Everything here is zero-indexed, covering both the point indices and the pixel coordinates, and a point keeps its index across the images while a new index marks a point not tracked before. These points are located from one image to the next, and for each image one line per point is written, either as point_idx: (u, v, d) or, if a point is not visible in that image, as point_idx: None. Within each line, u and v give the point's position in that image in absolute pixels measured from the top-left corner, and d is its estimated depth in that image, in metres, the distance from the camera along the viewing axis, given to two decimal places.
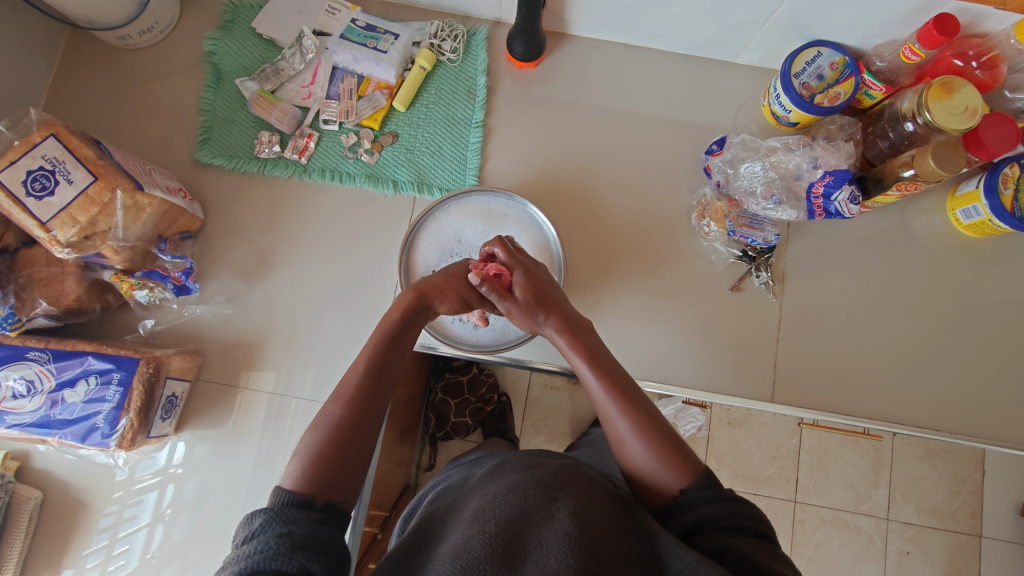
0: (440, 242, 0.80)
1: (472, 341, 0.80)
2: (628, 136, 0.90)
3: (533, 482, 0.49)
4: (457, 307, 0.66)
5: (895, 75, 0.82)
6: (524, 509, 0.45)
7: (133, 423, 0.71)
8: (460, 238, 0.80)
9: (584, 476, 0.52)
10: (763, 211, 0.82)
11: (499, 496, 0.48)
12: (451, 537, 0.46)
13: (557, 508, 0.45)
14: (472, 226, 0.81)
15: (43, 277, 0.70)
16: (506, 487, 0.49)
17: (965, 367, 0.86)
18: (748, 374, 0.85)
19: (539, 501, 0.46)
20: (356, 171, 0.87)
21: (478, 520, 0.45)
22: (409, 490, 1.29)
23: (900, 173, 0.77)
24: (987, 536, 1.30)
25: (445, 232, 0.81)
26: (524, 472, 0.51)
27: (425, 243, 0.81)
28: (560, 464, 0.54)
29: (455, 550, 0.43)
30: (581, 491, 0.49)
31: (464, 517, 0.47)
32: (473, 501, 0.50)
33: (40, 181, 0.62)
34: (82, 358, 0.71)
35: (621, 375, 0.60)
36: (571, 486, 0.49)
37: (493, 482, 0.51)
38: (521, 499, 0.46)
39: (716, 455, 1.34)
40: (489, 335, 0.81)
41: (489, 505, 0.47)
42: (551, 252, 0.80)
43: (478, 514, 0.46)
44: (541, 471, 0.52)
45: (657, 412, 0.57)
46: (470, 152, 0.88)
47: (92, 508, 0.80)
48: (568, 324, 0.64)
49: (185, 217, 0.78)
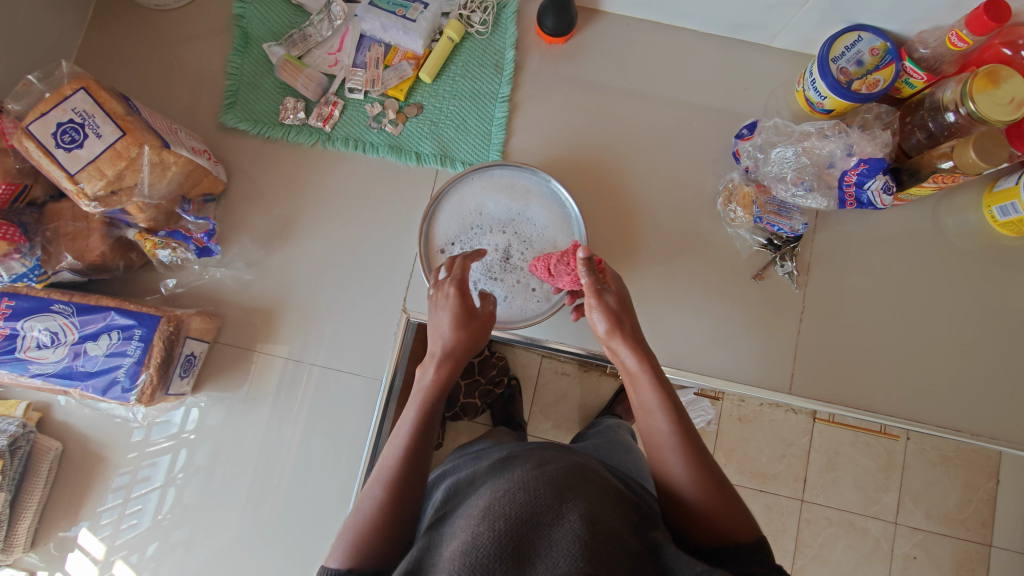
0: (460, 214, 0.79)
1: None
2: (655, 118, 0.88)
3: (544, 479, 0.48)
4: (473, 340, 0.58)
5: (938, 63, 0.78)
6: (535, 507, 0.45)
7: (152, 378, 0.71)
8: (482, 212, 0.80)
9: (594, 478, 0.52)
10: (792, 198, 0.79)
11: (508, 492, 0.47)
12: (455, 532, 0.45)
13: (568, 508, 0.45)
14: (495, 200, 0.80)
15: (70, 232, 0.70)
16: (516, 483, 0.48)
17: (991, 369, 0.83)
18: (767, 364, 0.84)
19: (549, 500, 0.46)
20: (380, 142, 0.86)
21: (486, 517, 0.44)
22: None
23: (938, 164, 0.74)
24: (996, 546, 1.29)
25: (467, 204, 0.80)
26: (534, 469, 0.50)
27: (446, 214, 0.80)
28: (572, 462, 0.53)
29: (462, 546, 0.43)
30: (592, 492, 0.48)
31: (470, 511, 0.47)
32: (481, 494, 0.49)
33: (69, 134, 0.62)
34: (105, 313, 0.71)
35: (689, 422, 0.55)
36: (582, 486, 0.49)
37: (503, 478, 0.50)
38: (532, 497, 0.46)
39: (724, 450, 1.33)
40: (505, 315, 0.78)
41: (498, 502, 0.46)
42: (573, 230, 0.79)
43: (487, 510, 0.45)
44: (552, 470, 0.50)
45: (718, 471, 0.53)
46: (494, 127, 0.87)
47: (108, 464, 0.81)
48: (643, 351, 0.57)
49: (208, 179, 0.78)
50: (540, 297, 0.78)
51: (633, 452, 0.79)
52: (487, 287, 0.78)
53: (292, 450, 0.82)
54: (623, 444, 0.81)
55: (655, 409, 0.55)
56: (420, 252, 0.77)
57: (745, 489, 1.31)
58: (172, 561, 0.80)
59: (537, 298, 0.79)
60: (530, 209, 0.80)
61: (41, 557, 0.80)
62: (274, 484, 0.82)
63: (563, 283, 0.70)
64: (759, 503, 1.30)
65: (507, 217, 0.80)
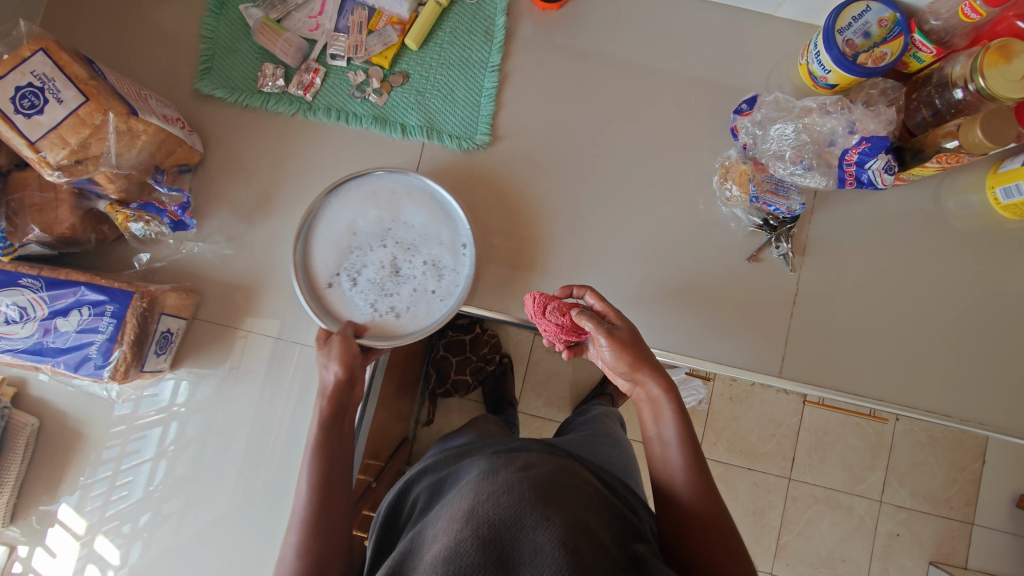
0: (334, 243, 0.75)
1: (396, 335, 0.73)
2: (651, 91, 0.85)
3: (527, 484, 0.49)
4: (347, 360, 0.68)
5: (949, 36, 0.75)
6: (519, 511, 0.46)
7: (126, 355, 0.68)
8: (354, 231, 0.76)
9: (577, 483, 0.53)
10: (789, 176, 0.76)
11: (492, 495, 0.48)
12: (438, 535, 0.46)
13: (551, 512, 0.46)
14: (363, 215, 0.76)
15: (36, 203, 0.67)
16: (500, 487, 0.49)
17: (986, 353, 0.82)
18: (760, 347, 0.82)
19: (533, 503, 0.46)
20: (363, 113, 0.82)
21: (470, 521, 0.45)
22: (407, 443, 1.31)
23: (942, 144, 0.72)
24: (979, 525, 1.32)
25: (336, 228, 0.75)
26: (519, 472, 0.51)
27: (319, 246, 0.75)
28: (555, 467, 0.54)
29: (444, 549, 0.43)
30: (574, 498, 0.49)
31: (454, 513, 0.48)
32: (465, 497, 0.50)
33: (28, 98, 0.59)
34: (75, 288, 0.68)
35: (701, 456, 0.62)
36: (565, 492, 0.50)
37: (487, 480, 0.51)
38: (515, 501, 0.46)
39: (715, 429, 1.36)
40: (415, 327, 0.73)
41: (482, 505, 0.47)
42: (453, 212, 0.76)
43: (470, 514, 0.46)
44: (536, 474, 0.51)
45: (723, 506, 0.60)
46: (484, 98, 0.84)
47: (89, 440, 0.80)
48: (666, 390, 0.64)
49: (183, 149, 0.74)
50: (439, 296, 0.74)
51: (619, 446, 0.80)
52: (387, 306, 0.74)
53: (283, 427, 0.81)
54: (609, 436, 0.82)
55: (673, 441, 0.63)
56: (304, 297, 0.73)
57: (733, 467, 1.34)
58: (163, 533, 0.80)
59: (438, 299, 0.74)
60: (404, 209, 0.76)
61: (23, 531, 0.79)
62: (267, 458, 0.81)
63: (543, 326, 0.69)
64: (747, 481, 1.33)
65: (382, 227, 0.76)
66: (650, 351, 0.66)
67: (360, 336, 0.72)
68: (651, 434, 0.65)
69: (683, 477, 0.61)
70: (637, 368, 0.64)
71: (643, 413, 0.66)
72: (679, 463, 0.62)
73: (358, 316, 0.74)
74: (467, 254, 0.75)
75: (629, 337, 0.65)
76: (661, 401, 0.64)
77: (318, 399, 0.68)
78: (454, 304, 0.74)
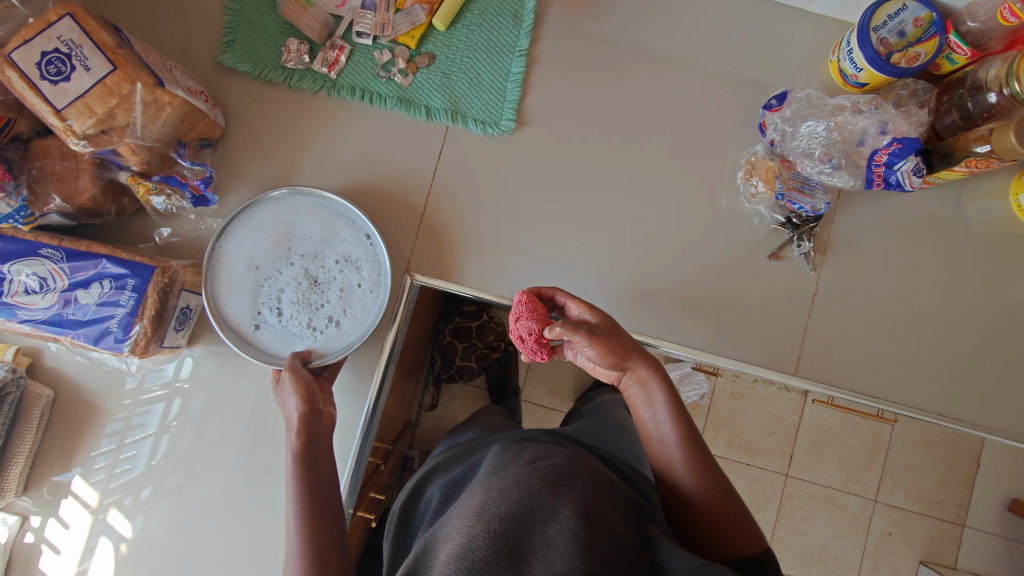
0: (242, 286, 0.73)
1: (344, 343, 0.73)
2: (679, 84, 0.84)
3: (537, 476, 0.49)
4: (303, 391, 0.67)
5: (984, 38, 0.73)
6: (531, 504, 0.46)
7: (146, 330, 0.68)
8: (256, 265, 0.73)
9: (588, 472, 0.53)
10: (816, 175, 0.76)
11: (502, 490, 0.48)
12: (449, 534, 0.46)
13: (561, 504, 0.46)
14: (259, 247, 0.74)
15: (57, 171, 0.66)
16: (509, 482, 0.49)
17: (996, 358, 0.83)
18: (774, 344, 0.82)
19: (543, 496, 0.47)
20: (388, 93, 0.81)
21: (480, 517, 0.45)
22: (409, 427, 1.32)
23: (973, 147, 0.71)
24: (970, 527, 1.34)
25: (237, 270, 0.73)
26: (528, 466, 0.51)
27: (228, 292, 0.73)
28: (564, 457, 0.55)
29: (456, 548, 0.43)
30: (586, 488, 0.50)
31: (464, 511, 0.48)
32: (474, 493, 0.50)
33: (55, 65, 0.58)
34: (96, 260, 0.67)
35: (695, 430, 0.63)
36: (576, 482, 0.50)
37: (496, 476, 0.51)
38: (526, 495, 0.47)
39: (715, 424, 1.37)
40: (359, 326, 0.73)
41: (492, 500, 0.47)
42: (345, 210, 0.75)
43: (481, 510, 0.46)
44: (545, 466, 0.52)
45: (724, 477, 0.61)
46: (510, 83, 0.82)
47: (102, 412, 0.80)
48: (648, 373, 0.64)
49: (206, 122, 0.73)
50: (364, 289, 0.74)
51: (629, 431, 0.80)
52: (323, 319, 0.73)
53: None
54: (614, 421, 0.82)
55: (665, 419, 0.63)
56: (239, 348, 0.71)
57: (731, 461, 1.35)
58: (165, 507, 0.80)
59: (364, 293, 0.74)
60: (297, 226, 0.74)
61: (34, 502, 0.79)
62: (268, 435, 0.81)
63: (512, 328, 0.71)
64: (745, 476, 1.34)
65: (282, 251, 0.74)
66: (627, 337, 0.65)
67: (310, 360, 0.71)
68: (642, 416, 0.65)
69: (678, 455, 0.61)
70: (618, 359, 0.64)
71: (632, 396, 0.66)
72: (674, 442, 0.62)
73: (303, 345, 0.73)
74: (374, 243, 0.74)
75: (604, 329, 0.64)
76: (650, 380, 0.64)
77: (291, 434, 0.66)
78: (379, 294, 0.74)
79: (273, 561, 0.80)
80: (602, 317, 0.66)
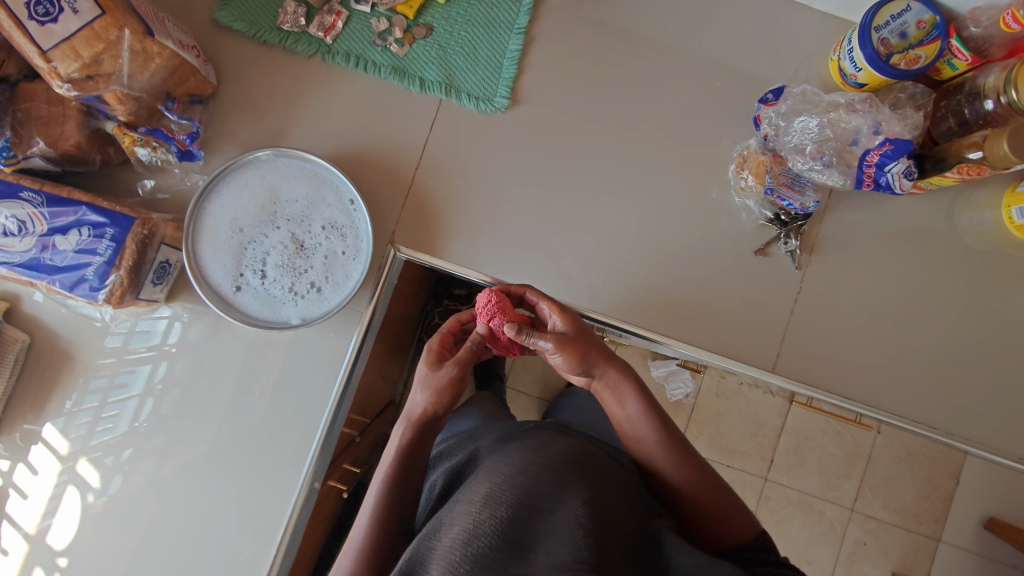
0: (224, 247, 0.73)
1: (323, 310, 0.73)
2: (676, 73, 0.83)
3: (544, 466, 0.52)
4: None
5: (986, 44, 0.73)
6: (536, 492, 0.49)
7: (122, 280, 0.67)
8: (239, 227, 0.73)
9: (593, 463, 0.56)
10: (807, 172, 0.75)
11: (509, 478, 0.51)
12: (455, 519, 0.49)
13: (568, 494, 0.49)
14: (243, 209, 0.73)
15: (43, 115, 0.66)
16: (516, 470, 0.52)
17: (976, 371, 0.83)
18: (754, 341, 0.82)
19: (549, 486, 0.50)
20: (382, 62, 0.80)
21: (487, 502, 0.48)
22: (392, 406, 1.33)
23: (965, 155, 0.71)
24: (945, 542, 1.34)
25: (220, 231, 0.73)
26: (534, 456, 0.55)
27: (208, 253, 0.73)
28: (568, 448, 0.58)
29: (463, 533, 0.46)
30: (591, 478, 0.53)
31: (471, 497, 0.51)
32: (481, 480, 0.53)
33: (43, 5, 0.57)
34: (76, 207, 0.66)
35: (674, 426, 0.64)
36: (582, 471, 0.53)
37: (504, 464, 0.55)
38: (533, 484, 0.50)
39: (698, 423, 1.37)
40: (339, 294, 0.73)
41: (499, 487, 0.50)
42: (330, 175, 0.74)
43: (488, 496, 0.49)
44: (552, 456, 0.55)
45: (711, 468, 0.62)
46: (506, 60, 0.82)
47: (77, 362, 0.80)
48: (617, 374, 0.65)
49: (196, 78, 0.72)
50: (347, 256, 0.74)
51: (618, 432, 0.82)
52: (306, 284, 0.73)
53: (273, 375, 0.82)
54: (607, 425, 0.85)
55: (639, 416, 0.64)
56: (216, 308, 0.71)
57: (712, 461, 1.36)
58: (145, 468, 0.80)
59: (347, 260, 0.74)
60: (281, 189, 0.74)
61: (5, 447, 0.79)
62: (251, 404, 0.82)
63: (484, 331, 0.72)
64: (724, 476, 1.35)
65: (266, 214, 0.73)
66: (594, 340, 0.66)
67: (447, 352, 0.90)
68: (617, 417, 0.66)
69: (659, 451, 0.62)
70: (585, 362, 0.65)
71: (605, 400, 0.67)
72: (655, 439, 0.63)
73: (285, 310, 0.73)
74: (358, 209, 0.74)
75: (571, 334, 0.66)
76: (620, 384, 0.65)
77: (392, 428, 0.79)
78: (361, 261, 0.74)
79: (241, 522, 0.81)
80: (572, 320, 0.68)
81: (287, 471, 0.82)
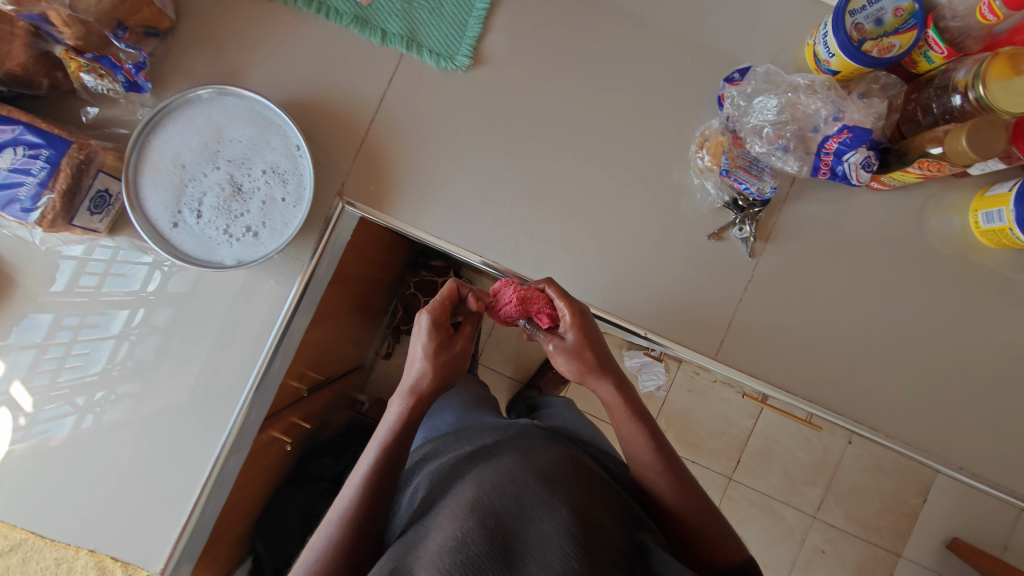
0: (164, 182, 0.72)
1: (258, 254, 0.74)
2: (646, 45, 0.81)
3: (532, 474, 0.51)
4: None
5: (963, 37, 0.70)
6: (525, 501, 0.48)
7: (54, 204, 0.67)
8: (180, 162, 0.73)
9: (581, 473, 0.56)
10: (765, 156, 0.74)
11: (498, 487, 0.50)
12: (442, 525, 0.47)
13: (557, 503, 0.48)
14: (186, 144, 0.73)
15: None
16: (504, 478, 0.51)
17: (932, 379, 0.81)
18: (705, 328, 0.81)
19: (539, 494, 0.49)
20: (345, 9, 0.78)
21: (476, 510, 0.47)
22: (359, 370, 1.34)
23: (927, 149, 0.68)
24: (905, 557, 1.33)
25: (162, 164, 0.72)
26: (524, 464, 0.54)
27: (148, 186, 0.72)
28: (558, 458, 0.57)
29: (451, 540, 0.44)
30: (579, 488, 0.52)
31: (458, 503, 0.50)
32: (469, 485, 0.52)
33: None
34: (12, 126, 0.66)
35: (668, 445, 0.64)
36: (570, 482, 0.52)
37: (493, 470, 0.53)
38: (522, 493, 0.49)
39: (667, 417, 1.37)
40: (275, 240, 0.74)
41: (488, 496, 0.49)
42: (275, 118, 0.74)
43: (476, 504, 0.48)
44: (541, 465, 0.54)
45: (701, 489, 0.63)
46: (472, 18, 0.80)
47: (18, 288, 0.80)
48: (617, 392, 0.64)
49: (150, 9, 0.71)
50: (288, 203, 0.74)
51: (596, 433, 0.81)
52: (240, 228, 0.73)
53: (250, 332, 0.83)
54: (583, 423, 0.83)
55: (636, 436, 0.64)
56: (151, 242, 0.71)
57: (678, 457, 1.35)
58: (117, 411, 0.82)
59: (287, 207, 0.74)
60: (227, 128, 0.73)
61: None
62: (230, 359, 0.83)
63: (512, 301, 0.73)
64: None
65: (208, 153, 0.73)
66: (601, 354, 0.65)
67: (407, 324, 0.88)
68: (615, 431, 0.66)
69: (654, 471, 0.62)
70: (584, 375, 0.65)
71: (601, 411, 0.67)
72: (650, 458, 0.63)
73: (220, 251, 0.73)
74: (302, 157, 0.74)
75: (576, 345, 0.64)
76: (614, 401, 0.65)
77: None
78: (298, 207, 0.74)
79: (168, 457, 0.83)
80: (587, 329, 0.65)
81: (216, 411, 0.83)
